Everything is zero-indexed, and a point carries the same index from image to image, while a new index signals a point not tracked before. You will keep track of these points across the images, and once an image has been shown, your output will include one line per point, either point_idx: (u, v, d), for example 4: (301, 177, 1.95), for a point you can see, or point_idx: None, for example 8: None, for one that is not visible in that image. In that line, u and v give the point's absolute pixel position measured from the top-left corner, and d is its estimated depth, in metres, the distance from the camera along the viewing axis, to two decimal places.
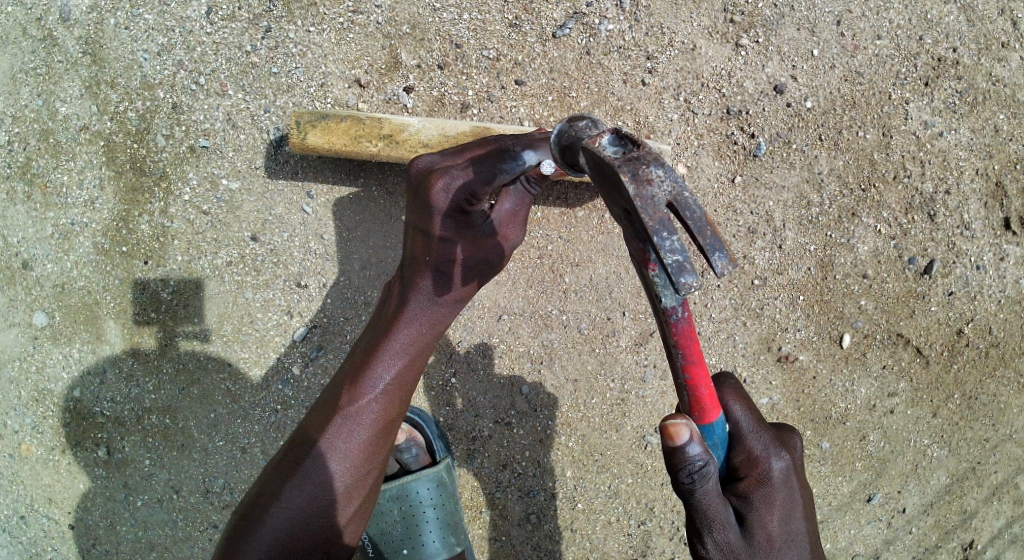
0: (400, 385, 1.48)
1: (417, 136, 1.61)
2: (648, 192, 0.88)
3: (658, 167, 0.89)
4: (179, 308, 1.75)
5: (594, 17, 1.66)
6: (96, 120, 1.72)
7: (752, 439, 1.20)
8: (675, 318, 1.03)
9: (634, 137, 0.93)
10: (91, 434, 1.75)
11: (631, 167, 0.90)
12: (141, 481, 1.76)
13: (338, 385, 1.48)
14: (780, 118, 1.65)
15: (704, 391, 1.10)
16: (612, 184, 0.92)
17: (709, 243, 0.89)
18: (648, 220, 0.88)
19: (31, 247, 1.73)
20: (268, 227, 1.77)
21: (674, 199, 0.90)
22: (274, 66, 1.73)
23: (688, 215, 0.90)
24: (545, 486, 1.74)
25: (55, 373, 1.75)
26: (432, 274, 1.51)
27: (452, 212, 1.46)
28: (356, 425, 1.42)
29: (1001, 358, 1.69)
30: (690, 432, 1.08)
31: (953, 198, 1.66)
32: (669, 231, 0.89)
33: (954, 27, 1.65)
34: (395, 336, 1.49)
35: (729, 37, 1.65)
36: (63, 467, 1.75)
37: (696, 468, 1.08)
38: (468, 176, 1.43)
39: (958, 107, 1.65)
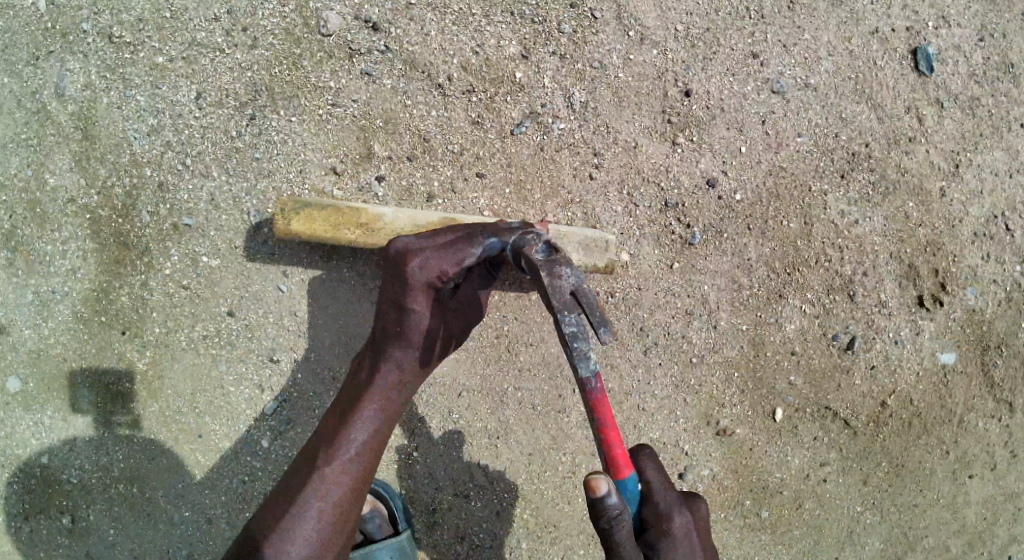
0: (369, 453, 1.60)
1: (391, 225, 1.74)
2: (558, 282, 1.37)
3: (567, 268, 1.39)
4: (153, 378, 1.86)
5: (548, 117, 1.82)
6: (84, 193, 1.84)
7: (660, 496, 1.45)
8: (589, 387, 1.35)
9: (556, 248, 1.47)
10: (56, 500, 1.83)
11: (549, 267, 1.39)
12: (104, 550, 1.85)
13: (311, 450, 1.59)
14: (713, 210, 1.82)
15: (618, 450, 1.37)
16: (537, 279, 1.40)
17: (597, 320, 1.33)
18: (556, 302, 1.36)
19: (11, 313, 1.83)
20: (244, 303, 1.89)
21: (577, 289, 1.37)
22: (257, 151, 1.86)
23: (585, 300, 1.36)
24: (502, 557, 1.90)
25: (23, 437, 1.82)
26: (401, 343, 1.64)
27: (423, 289, 1.61)
28: (328, 490, 1.54)
29: (924, 426, 1.85)
30: (608, 485, 1.30)
31: (871, 279, 1.84)
32: (570, 311, 1.35)
33: (866, 125, 1.85)
34: (363, 407, 1.61)
35: (666, 136, 1.82)
36: (25, 532, 1.83)
37: (614, 515, 1.32)
38: (443, 258, 1.59)
39: (872, 197, 1.84)
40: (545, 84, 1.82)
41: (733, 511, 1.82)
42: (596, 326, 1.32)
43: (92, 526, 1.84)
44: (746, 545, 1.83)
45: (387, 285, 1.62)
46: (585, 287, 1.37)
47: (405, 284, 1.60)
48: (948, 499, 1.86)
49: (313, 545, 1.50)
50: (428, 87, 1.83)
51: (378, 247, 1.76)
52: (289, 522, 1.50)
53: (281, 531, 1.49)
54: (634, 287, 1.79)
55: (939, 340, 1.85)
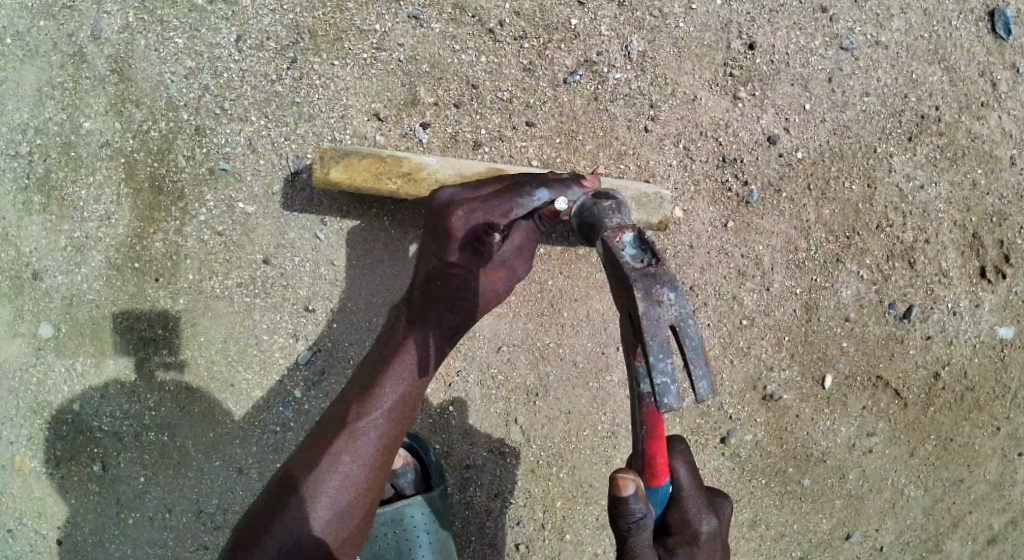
0: (401, 417, 1.54)
1: (434, 176, 1.69)
2: (656, 313, 1.15)
3: (670, 292, 1.16)
4: (186, 326, 1.84)
5: (604, 66, 1.75)
6: (119, 137, 1.80)
7: (688, 501, 1.35)
8: (646, 401, 1.25)
9: (655, 251, 1.20)
10: (87, 449, 1.83)
11: (648, 285, 1.16)
12: (134, 497, 1.84)
13: (344, 403, 1.54)
14: (771, 168, 1.75)
15: (658, 459, 1.29)
16: (626, 289, 1.19)
17: (697, 369, 1.13)
18: (649, 337, 1.14)
19: (44, 259, 1.81)
20: (281, 251, 1.86)
21: (677, 325, 1.16)
22: (298, 96, 1.81)
23: (685, 341, 1.15)
24: (535, 517, 1.87)
25: (56, 386, 1.82)
26: (439, 297, 1.58)
27: (470, 243, 1.53)
28: (360, 442, 1.49)
29: (975, 402, 1.79)
30: (635, 487, 1.25)
31: (931, 248, 1.76)
32: (664, 355, 1.13)
33: (937, 86, 1.76)
34: (397, 367, 1.55)
35: (728, 90, 1.75)
36: (56, 480, 1.83)
37: (635, 519, 1.25)
38: (491, 211, 1.50)
39: (939, 161, 1.76)
40: (602, 32, 1.75)
41: (775, 481, 1.78)
42: (696, 379, 1.12)
43: (122, 471, 1.84)
44: (785, 513, 1.79)
45: (432, 237, 1.55)
46: (689, 323, 1.16)
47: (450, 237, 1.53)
48: (994, 477, 1.81)
49: (344, 498, 1.46)
50: (479, 33, 1.76)
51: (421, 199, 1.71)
52: (315, 481, 1.45)
53: (312, 481, 1.45)
54: (687, 244, 1.73)
55: (998, 313, 1.78)
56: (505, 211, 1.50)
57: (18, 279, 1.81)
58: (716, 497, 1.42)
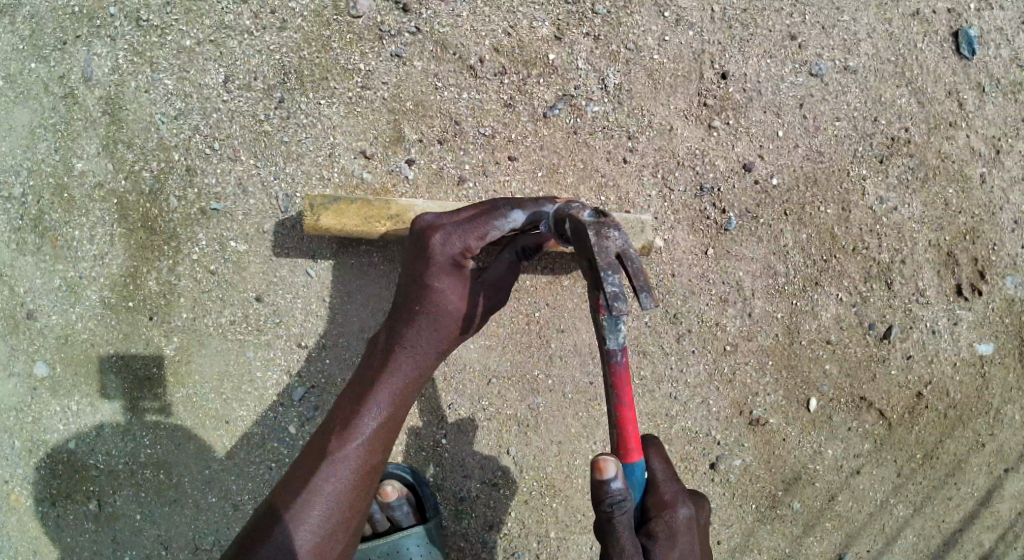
0: (381, 439, 1.56)
1: (418, 211, 1.72)
2: (604, 243, 1.23)
3: (615, 230, 1.24)
4: (181, 364, 1.87)
5: (582, 99, 1.79)
6: (112, 178, 1.84)
7: (665, 487, 1.39)
8: (614, 360, 1.31)
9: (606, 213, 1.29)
10: (83, 486, 1.84)
11: (597, 227, 1.25)
12: (130, 537, 1.85)
13: (326, 432, 1.55)
14: (749, 196, 1.78)
15: (633, 434, 1.34)
16: (582, 242, 1.28)
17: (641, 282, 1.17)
18: (599, 262, 1.21)
19: (39, 298, 1.83)
20: (273, 288, 1.88)
21: (623, 253, 1.22)
22: (285, 135, 1.85)
23: (628, 264, 1.21)
24: (529, 547, 1.88)
25: (51, 424, 1.84)
26: (416, 327, 1.59)
27: (454, 263, 1.57)
28: (341, 470, 1.49)
29: (959, 418, 1.81)
30: (616, 469, 1.30)
31: (909, 267, 1.80)
32: (613, 272, 1.20)
33: (905, 110, 1.81)
34: (378, 391, 1.57)
35: (702, 119, 1.79)
36: (53, 518, 1.84)
37: (617, 500, 1.30)
38: (471, 232, 1.56)
39: (912, 183, 1.80)
40: (579, 66, 1.79)
41: (765, 503, 1.80)
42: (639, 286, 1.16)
43: (120, 509, 1.85)
44: (777, 537, 1.80)
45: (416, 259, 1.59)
46: (632, 251, 1.23)
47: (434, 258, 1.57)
48: (981, 493, 1.83)
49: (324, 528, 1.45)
50: (460, 69, 1.81)
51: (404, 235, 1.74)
52: (298, 511, 1.45)
53: (292, 511, 1.44)
54: (668, 271, 1.77)
55: (976, 330, 1.81)
56: (485, 230, 1.55)
57: (11, 319, 1.83)
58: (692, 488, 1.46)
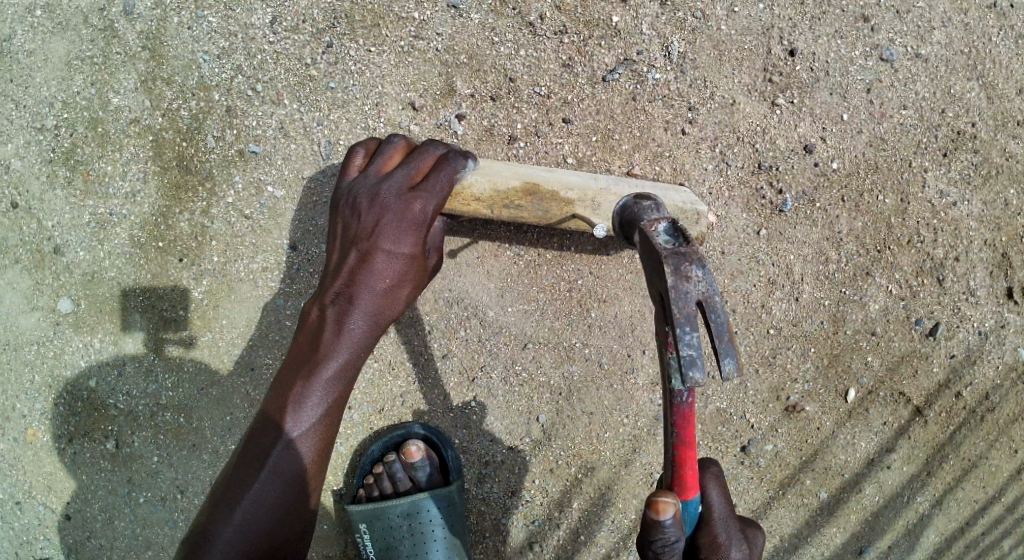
0: (330, 417, 1.43)
1: (468, 189, 1.59)
2: (685, 288, 1.13)
3: (698, 268, 1.13)
4: (208, 308, 1.85)
5: (643, 65, 1.74)
6: (148, 115, 1.82)
7: (719, 525, 1.34)
8: (679, 400, 1.20)
9: (686, 236, 1.19)
10: (101, 425, 1.86)
11: (678, 263, 1.14)
12: (146, 478, 1.86)
13: (275, 407, 1.41)
14: (807, 176, 1.74)
15: (690, 472, 1.24)
16: (657, 270, 1.17)
17: (723, 347, 1.12)
18: (677, 311, 1.13)
19: (66, 234, 1.83)
20: (309, 238, 1.84)
21: (705, 301, 1.13)
22: (332, 82, 1.81)
23: (712, 318, 1.13)
24: (550, 518, 1.87)
25: (71, 360, 1.85)
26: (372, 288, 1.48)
27: (413, 226, 1.50)
28: (302, 445, 1.39)
29: (996, 423, 1.77)
30: (673, 511, 1.22)
31: (961, 265, 1.75)
32: (691, 328, 1.12)
33: (974, 103, 1.74)
34: (326, 369, 1.43)
35: (766, 95, 1.74)
36: (68, 455, 1.86)
37: (667, 542, 1.23)
38: (430, 192, 1.52)
39: (973, 178, 1.74)
40: (642, 31, 1.74)
41: (790, 491, 1.78)
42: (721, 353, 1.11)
43: (137, 451, 1.86)
44: (799, 524, 1.79)
45: (372, 224, 1.50)
46: (716, 300, 1.14)
47: (391, 222, 1.49)
48: (1010, 500, 1.79)
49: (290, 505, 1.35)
50: (519, 26, 1.76)
51: (453, 212, 1.62)
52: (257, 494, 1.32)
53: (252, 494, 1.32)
54: (718, 249, 1.74)
55: (1023, 335, 1.76)
56: (441, 190, 1.53)
57: (38, 252, 1.83)
58: (746, 525, 1.41)
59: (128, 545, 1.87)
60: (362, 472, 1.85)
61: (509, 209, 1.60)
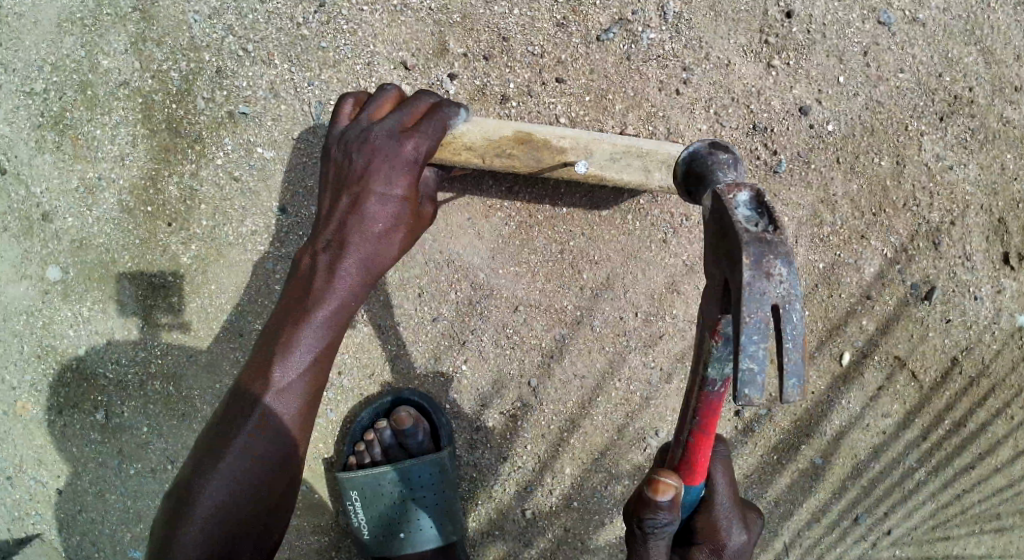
0: (322, 362, 1.43)
1: (460, 139, 1.57)
2: (761, 287, 0.97)
3: (782, 265, 0.97)
4: (197, 274, 1.83)
5: (638, 25, 1.71)
6: (137, 77, 1.79)
7: (720, 510, 1.33)
8: (710, 390, 1.10)
9: (772, 214, 1.01)
10: (91, 397, 1.84)
11: (761, 252, 0.98)
12: (136, 450, 1.85)
13: (265, 351, 1.41)
14: (802, 138, 1.72)
15: (700, 458, 1.17)
16: (721, 231, 1.03)
17: (789, 364, 0.96)
18: (748, 310, 0.97)
19: (55, 200, 1.80)
20: (299, 200, 1.82)
21: (782, 305, 0.98)
22: (324, 41, 1.78)
23: (786, 325, 0.97)
24: (543, 486, 1.86)
25: (61, 330, 1.83)
26: (363, 232, 1.46)
27: (404, 167, 1.48)
28: (293, 386, 1.38)
29: (991, 389, 1.76)
30: (673, 496, 1.16)
31: (956, 229, 1.73)
32: (758, 334, 0.96)
33: (972, 68, 1.72)
34: (318, 312, 1.42)
35: (762, 57, 1.72)
36: (59, 428, 1.85)
37: (659, 524, 1.19)
38: (423, 134, 1.49)
39: (970, 143, 1.72)
40: None
41: (785, 458, 1.79)
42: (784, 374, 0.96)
43: (128, 421, 1.85)
44: (795, 492, 1.79)
45: (362, 169, 1.48)
46: (794, 305, 0.98)
47: (382, 166, 1.47)
48: (1006, 468, 1.77)
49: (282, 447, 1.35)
50: None
51: (443, 162, 1.60)
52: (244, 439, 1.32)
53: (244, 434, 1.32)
54: None
55: (1018, 301, 1.74)
56: (435, 133, 1.51)
57: (27, 219, 1.81)
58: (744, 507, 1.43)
59: (122, 517, 1.87)
60: (352, 439, 1.84)
61: (502, 157, 1.59)
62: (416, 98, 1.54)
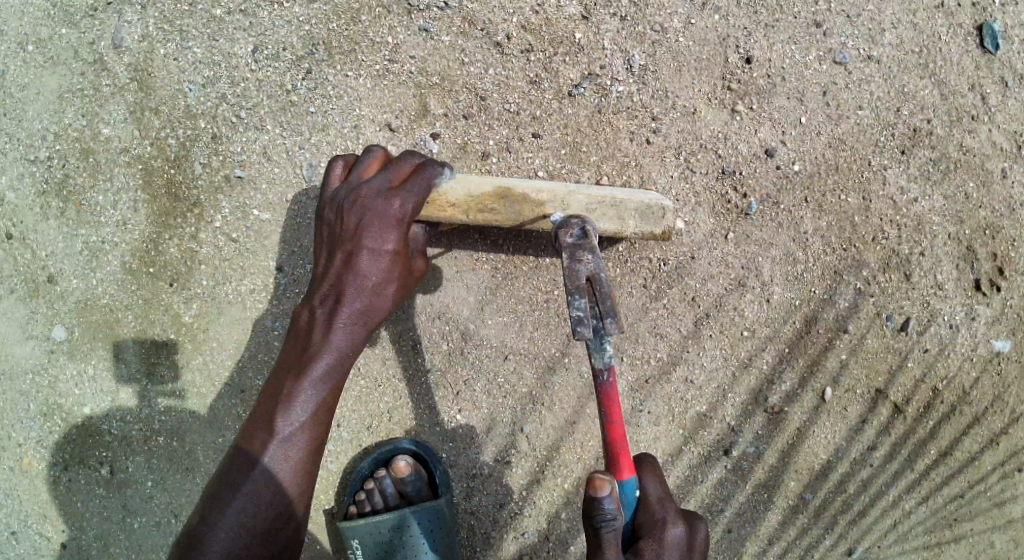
0: (321, 416, 1.49)
1: (444, 196, 1.62)
2: (576, 266, 1.43)
3: (588, 254, 1.45)
4: (198, 332, 1.89)
5: (606, 79, 1.80)
6: (138, 144, 1.87)
7: (659, 506, 1.42)
8: (601, 379, 1.39)
9: (587, 233, 1.49)
10: (96, 451, 1.89)
11: (572, 251, 1.46)
12: (140, 504, 1.90)
13: (265, 409, 1.48)
14: (770, 179, 1.79)
15: (621, 450, 1.39)
16: (564, 260, 1.49)
17: (606, 310, 1.39)
18: (570, 284, 1.42)
19: (60, 263, 1.87)
20: (295, 258, 1.89)
21: (593, 276, 1.42)
22: (312, 106, 1.87)
23: (598, 286, 1.41)
24: (540, 529, 1.90)
25: (66, 388, 1.88)
26: (355, 290, 1.54)
27: (392, 225, 1.55)
28: (292, 442, 1.45)
29: (974, 415, 1.80)
30: (609, 486, 1.33)
31: (927, 259, 1.79)
32: (581, 295, 1.40)
33: (929, 101, 1.80)
34: (314, 369, 1.50)
35: (727, 103, 1.80)
36: (63, 482, 1.89)
37: (608, 517, 1.33)
38: (409, 193, 1.56)
39: (932, 175, 1.79)
40: (605, 46, 1.80)
41: (777, 494, 1.81)
42: (603, 316, 1.39)
43: (132, 476, 1.89)
44: (789, 527, 1.82)
45: (352, 230, 1.56)
46: (602, 274, 1.43)
47: (371, 227, 1.54)
48: (994, 492, 1.82)
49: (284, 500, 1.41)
50: (486, 46, 1.82)
51: (430, 220, 1.65)
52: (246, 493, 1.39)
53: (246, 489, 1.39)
54: (688, 254, 1.79)
55: (993, 327, 1.79)
56: (420, 191, 1.57)
57: (33, 282, 1.87)
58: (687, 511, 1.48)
59: None
60: (352, 490, 1.88)
61: (485, 214, 1.64)
62: (402, 158, 1.61)
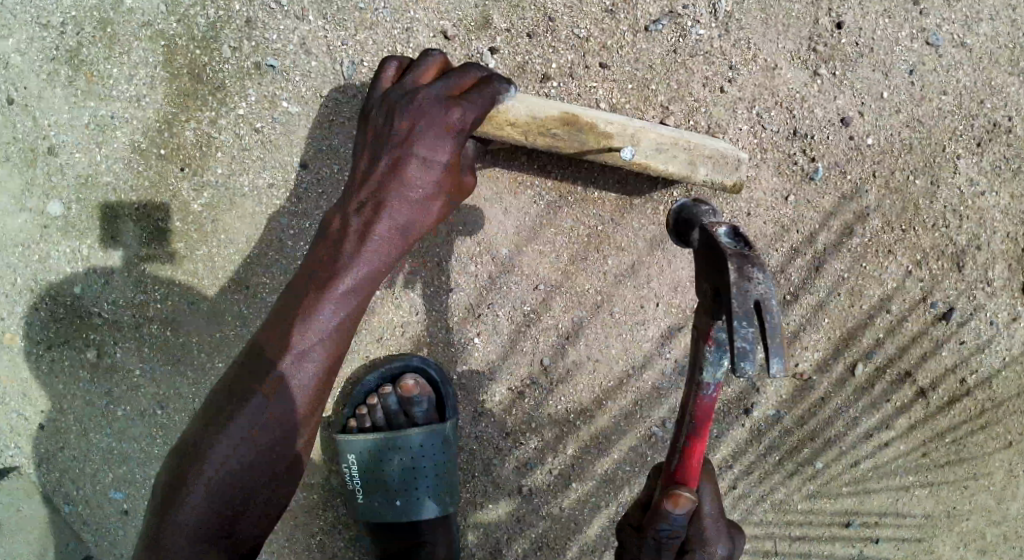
0: (348, 323, 1.42)
1: (505, 113, 1.54)
2: (745, 285, 1.07)
3: (760, 270, 1.08)
4: (207, 221, 1.81)
5: (688, 20, 1.71)
6: (162, 19, 1.76)
7: (710, 521, 1.37)
8: (704, 392, 1.22)
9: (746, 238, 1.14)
10: (83, 334, 1.83)
11: (740, 260, 1.09)
12: (127, 390, 1.85)
13: (292, 308, 1.40)
14: (841, 149, 1.73)
15: (694, 463, 1.26)
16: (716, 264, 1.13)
17: (774, 347, 1.05)
18: (736, 304, 1.07)
19: (63, 134, 1.78)
20: (320, 156, 1.80)
21: (763, 300, 1.07)
22: (363, 2, 1.76)
23: (768, 317, 1.07)
24: (547, 464, 1.88)
25: (56, 264, 1.80)
26: (402, 195, 1.45)
27: (449, 133, 1.47)
28: (316, 345, 1.37)
29: (996, 413, 1.78)
30: (685, 508, 1.26)
31: (982, 255, 1.74)
32: (748, 321, 1.06)
33: (1014, 97, 1.72)
34: (348, 272, 1.42)
35: (809, 64, 1.72)
36: (48, 362, 1.83)
37: (671, 538, 1.28)
38: (471, 103, 1.48)
39: (1003, 171, 1.73)
40: None
41: (788, 459, 1.80)
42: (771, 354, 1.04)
43: (120, 361, 1.84)
44: (793, 494, 1.82)
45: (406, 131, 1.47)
46: (773, 301, 1.08)
47: (427, 132, 1.46)
48: (996, 489, 1.81)
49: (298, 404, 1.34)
50: None
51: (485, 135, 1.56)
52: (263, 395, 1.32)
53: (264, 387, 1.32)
54: (744, 209, 1.74)
55: None
56: (483, 103, 1.50)
57: (31, 151, 1.78)
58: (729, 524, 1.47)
59: (106, 457, 1.86)
60: (354, 403, 1.84)
61: (547, 138, 1.57)
62: (467, 69, 1.52)
